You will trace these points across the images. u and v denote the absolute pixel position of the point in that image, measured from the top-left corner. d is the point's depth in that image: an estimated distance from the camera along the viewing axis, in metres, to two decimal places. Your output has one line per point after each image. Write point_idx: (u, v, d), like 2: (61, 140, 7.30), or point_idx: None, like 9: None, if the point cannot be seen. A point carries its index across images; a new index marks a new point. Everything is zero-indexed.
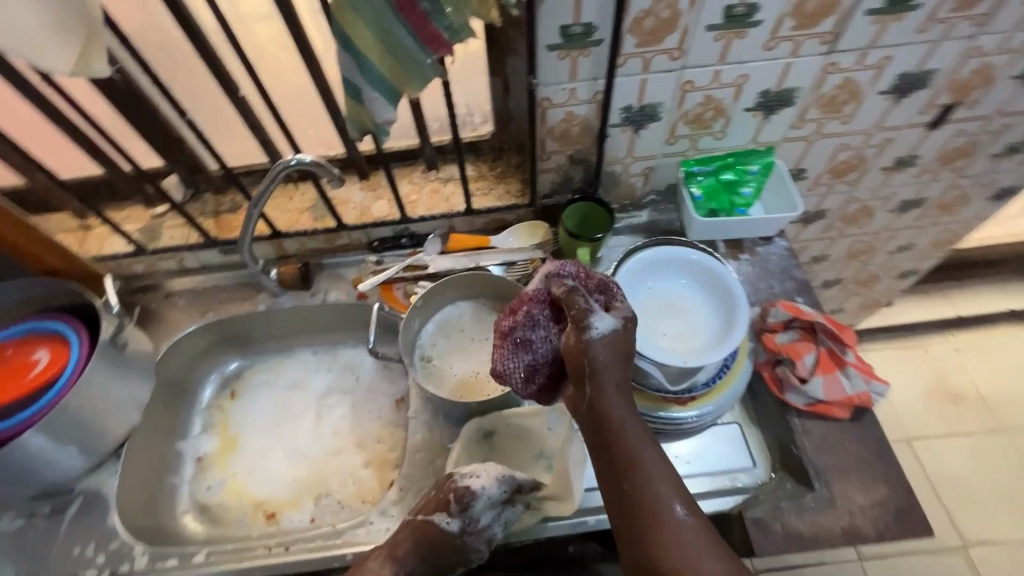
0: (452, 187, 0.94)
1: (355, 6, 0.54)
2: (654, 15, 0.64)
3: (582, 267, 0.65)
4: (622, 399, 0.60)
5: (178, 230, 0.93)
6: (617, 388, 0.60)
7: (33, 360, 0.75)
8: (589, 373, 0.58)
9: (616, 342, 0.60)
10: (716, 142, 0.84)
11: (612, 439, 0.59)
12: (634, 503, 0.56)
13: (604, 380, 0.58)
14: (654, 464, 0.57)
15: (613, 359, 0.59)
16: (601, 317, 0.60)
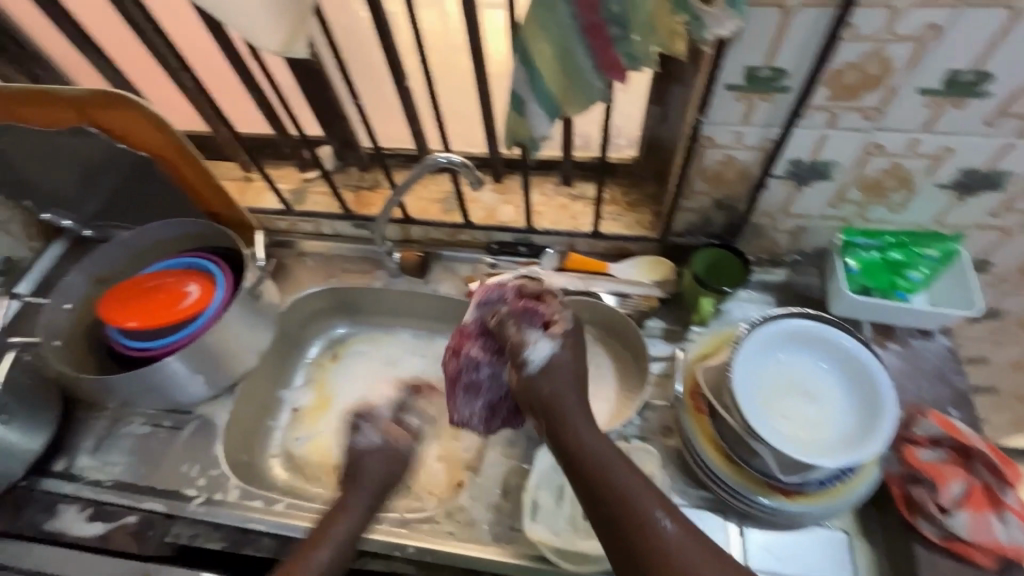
0: (581, 205, 0.92)
1: (544, 23, 0.53)
2: (859, 70, 0.57)
3: (512, 290, 0.71)
4: (586, 418, 0.63)
5: (322, 197, 1.00)
6: (578, 408, 0.64)
7: (184, 292, 0.82)
8: (547, 405, 0.64)
9: (559, 366, 0.66)
10: (890, 214, 0.74)
11: (583, 460, 0.59)
12: (620, 522, 0.55)
13: (564, 407, 0.63)
14: (627, 480, 0.56)
15: (562, 386, 0.64)
16: (536, 347, 0.66)
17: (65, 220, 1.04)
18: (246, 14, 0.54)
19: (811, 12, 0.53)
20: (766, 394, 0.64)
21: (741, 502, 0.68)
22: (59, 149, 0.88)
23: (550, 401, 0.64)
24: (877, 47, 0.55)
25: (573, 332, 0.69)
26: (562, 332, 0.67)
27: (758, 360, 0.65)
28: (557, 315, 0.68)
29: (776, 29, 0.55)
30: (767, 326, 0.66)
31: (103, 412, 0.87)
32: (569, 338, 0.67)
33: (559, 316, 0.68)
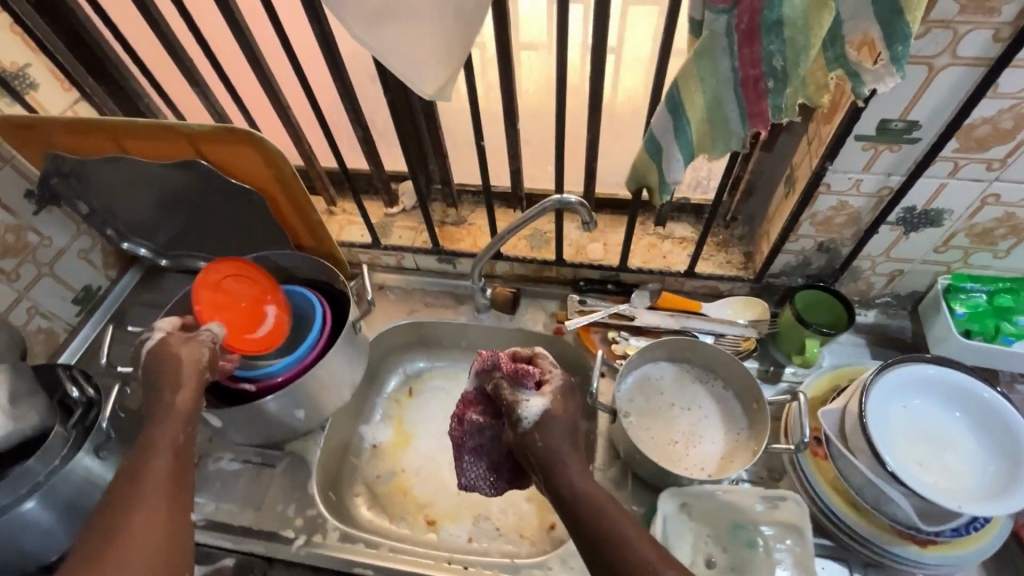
0: (671, 245, 0.93)
1: (702, 74, 0.55)
2: (991, 124, 0.60)
3: (503, 352, 0.68)
4: (587, 475, 0.60)
5: (407, 232, 1.00)
6: (576, 463, 0.61)
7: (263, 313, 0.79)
8: (542, 461, 0.61)
9: (553, 422, 0.63)
10: (993, 260, 0.76)
11: (585, 513, 0.57)
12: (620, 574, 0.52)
13: (560, 465, 0.60)
14: (630, 530, 0.54)
15: (556, 442, 0.62)
16: (529, 404, 0.63)
17: (142, 250, 1.03)
18: (412, 60, 0.55)
19: (958, 71, 0.56)
20: (902, 441, 0.64)
21: (873, 551, 0.67)
22: (156, 178, 0.88)
23: (545, 455, 0.61)
24: (1014, 104, 0.58)
25: (566, 389, 0.66)
26: (554, 388, 0.65)
27: (890, 406, 0.65)
28: (551, 374, 0.67)
29: (920, 85, 0.58)
30: (898, 369, 0.66)
31: None
32: (562, 396, 0.65)
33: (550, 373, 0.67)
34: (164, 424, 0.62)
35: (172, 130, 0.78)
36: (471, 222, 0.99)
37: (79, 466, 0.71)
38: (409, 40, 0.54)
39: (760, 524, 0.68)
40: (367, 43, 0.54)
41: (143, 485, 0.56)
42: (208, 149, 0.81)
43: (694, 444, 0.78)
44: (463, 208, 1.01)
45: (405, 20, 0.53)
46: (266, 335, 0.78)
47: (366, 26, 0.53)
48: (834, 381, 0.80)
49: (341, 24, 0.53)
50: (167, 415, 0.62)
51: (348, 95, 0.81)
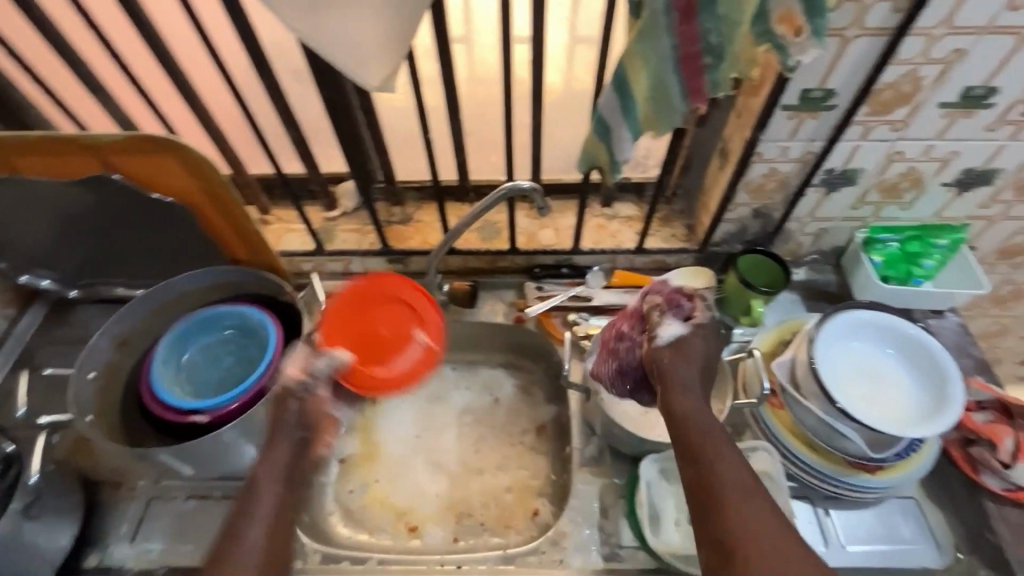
0: (619, 224, 0.96)
1: (644, 55, 0.57)
2: (894, 88, 0.67)
3: (669, 286, 0.73)
4: (697, 394, 0.65)
5: (352, 235, 0.96)
6: (697, 385, 0.66)
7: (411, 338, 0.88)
8: (661, 374, 0.66)
9: (686, 344, 0.68)
10: (900, 212, 0.85)
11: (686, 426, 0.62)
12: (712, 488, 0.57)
13: (675, 371, 0.66)
14: (721, 454, 0.59)
15: (679, 365, 0.66)
16: (665, 326, 0.68)
17: (46, 280, 0.92)
18: (354, 51, 0.53)
19: (865, 41, 0.61)
20: (848, 380, 0.70)
21: (831, 484, 0.73)
22: (59, 199, 0.78)
23: (661, 369, 0.67)
24: (912, 69, 0.64)
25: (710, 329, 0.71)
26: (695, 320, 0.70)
27: (835, 351, 0.72)
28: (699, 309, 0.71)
29: (834, 56, 0.63)
30: (837, 316, 0.73)
31: (137, 491, 0.77)
32: (708, 328, 0.70)
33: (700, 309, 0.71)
34: (276, 461, 0.68)
35: (77, 143, 0.71)
36: (419, 219, 0.97)
37: (6, 531, 0.63)
38: (349, 30, 0.52)
39: None
40: (305, 34, 0.51)
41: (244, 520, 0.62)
42: (120, 162, 0.74)
43: None
44: (408, 206, 0.98)
45: (343, 8, 0.50)
46: (407, 372, 0.86)
47: (305, 16, 0.50)
48: (780, 335, 0.86)
49: (274, 15, 0.49)
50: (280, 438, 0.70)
51: (276, 95, 0.76)
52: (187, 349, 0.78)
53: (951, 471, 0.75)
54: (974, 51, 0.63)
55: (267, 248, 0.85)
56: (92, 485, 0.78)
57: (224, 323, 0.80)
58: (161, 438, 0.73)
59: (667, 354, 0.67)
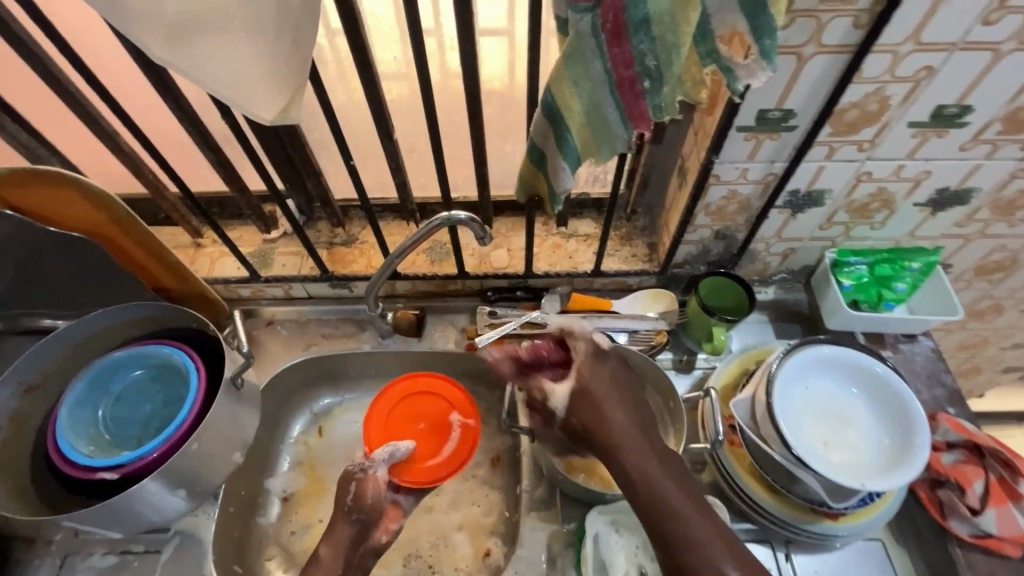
0: (576, 243, 0.90)
1: (575, 79, 0.51)
2: (859, 108, 0.60)
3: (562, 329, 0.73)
4: (633, 432, 0.65)
5: (291, 258, 0.90)
6: (621, 422, 0.66)
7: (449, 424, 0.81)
8: (584, 426, 0.68)
9: (580, 392, 0.69)
10: (870, 232, 0.79)
11: (634, 481, 0.63)
12: (683, 542, 0.59)
13: (592, 428, 0.67)
14: (667, 496, 0.61)
15: (590, 414, 0.67)
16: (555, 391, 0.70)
17: None
18: (235, 83, 0.46)
19: (824, 58, 0.55)
20: (807, 424, 0.66)
21: (791, 531, 0.69)
22: None
23: (585, 421, 0.68)
24: (877, 88, 0.58)
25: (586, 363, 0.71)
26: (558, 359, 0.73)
27: (795, 391, 0.67)
28: (578, 346, 0.72)
29: (791, 75, 0.57)
30: (798, 353, 0.67)
31: (52, 546, 0.72)
32: (587, 366, 0.70)
33: (581, 348, 0.71)
34: (341, 537, 0.69)
35: None
36: (362, 241, 0.91)
37: None
38: (224, 59, 0.44)
39: None
40: (175, 65, 0.44)
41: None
42: (15, 195, 0.67)
43: None
44: (352, 226, 0.92)
45: (215, 35, 0.43)
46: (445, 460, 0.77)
47: (169, 46, 0.43)
48: (743, 366, 0.80)
49: (135, 45, 0.43)
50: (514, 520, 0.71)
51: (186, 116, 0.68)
52: (100, 406, 0.72)
53: (918, 512, 0.70)
54: (945, 69, 0.56)
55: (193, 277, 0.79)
56: (4, 541, 0.72)
57: (141, 364, 0.74)
58: (78, 497, 0.68)
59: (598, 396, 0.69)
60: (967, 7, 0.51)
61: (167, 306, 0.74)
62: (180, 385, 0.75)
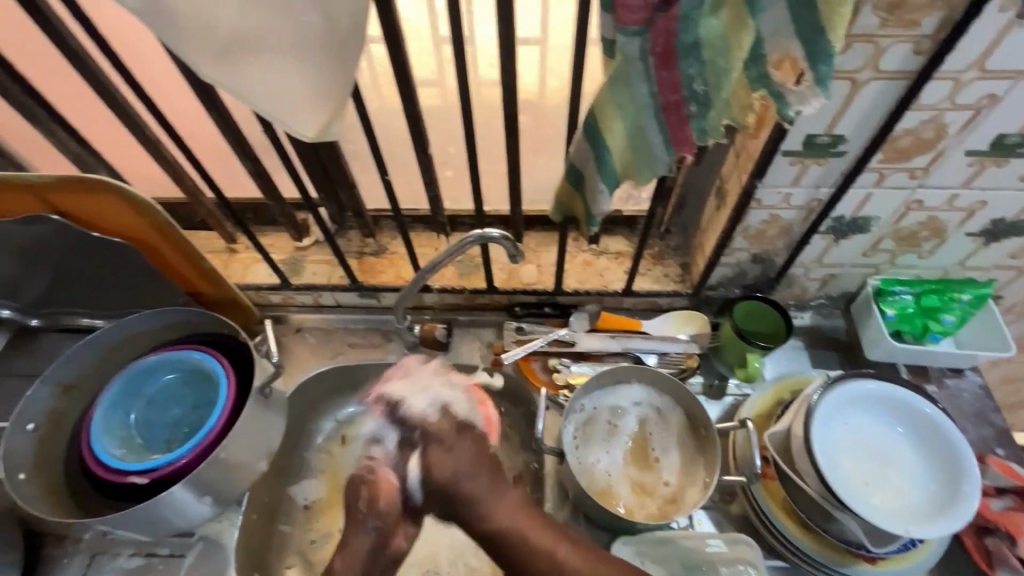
0: (606, 261, 0.89)
1: (620, 102, 0.50)
2: (914, 135, 0.58)
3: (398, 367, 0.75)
4: (491, 491, 0.61)
5: (322, 266, 0.91)
6: (479, 493, 0.61)
7: None
8: (441, 493, 0.63)
9: (432, 487, 0.64)
10: (917, 260, 0.76)
11: (501, 538, 0.59)
12: (520, 561, 0.58)
13: (455, 493, 0.61)
14: (527, 538, 0.58)
15: (457, 486, 0.62)
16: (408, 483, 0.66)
17: (5, 310, 0.90)
18: (280, 101, 0.46)
19: (880, 84, 0.53)
20: (847, 462, 0.63)
21: (824, 572, 0.66)
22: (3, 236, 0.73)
23: (445, 504, 0.63)
24: (935, 115, 0.56)
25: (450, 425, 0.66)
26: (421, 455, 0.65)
27: (834, 427, 0.64)
28: (421, 430, 0.68)
29: (844, 100, 0.55)
30: (839, 387, 0.65)
31: (81, 545, 0.73)
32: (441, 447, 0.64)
33: (431, 429, 0.66)
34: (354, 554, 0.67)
35: (9, 182, 0.65)
36: (392, 252, 0.91)
37: None
38: (271, 76, 0.45)
39: (718, 564, 0.65)
40: (221, 82, 0.44)
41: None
42: (60, 201, 0.69)
43: (650, 475, 0.76)
44: (382, 236, 0.92)
45: (265, 54, 0.43)
46: None
47: (218, 65, 0.43)
48: (778, 395, 0.78)
49: (185, 63, 0.43)
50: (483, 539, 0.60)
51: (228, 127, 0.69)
52: (133, 409, 0.73)
53: (963, 560, 0.67)
54: (1009, 97, 0.54)
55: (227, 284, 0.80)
56: (36, 536, 0.74)
57: (173, 369, 0.75)
58: (104, 500, 0.68)
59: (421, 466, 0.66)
60: None
61: (201, 312, 0.75)
62: (210, 390, 0.76)
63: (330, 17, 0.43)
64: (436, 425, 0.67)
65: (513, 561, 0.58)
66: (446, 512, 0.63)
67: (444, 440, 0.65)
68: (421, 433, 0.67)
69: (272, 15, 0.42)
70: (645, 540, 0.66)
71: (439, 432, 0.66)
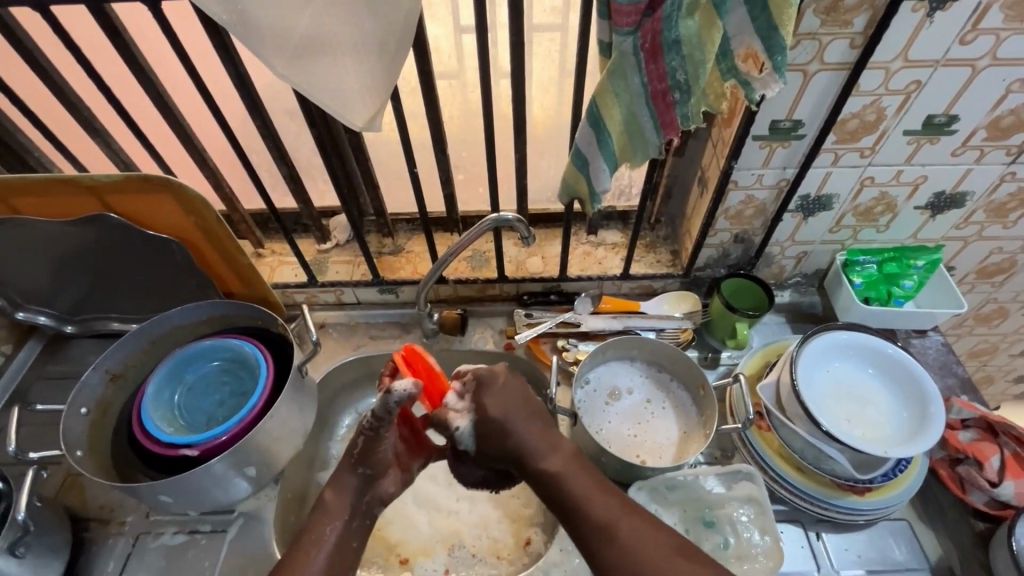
0: (604, 251, 0.97)
1: (616, 91, 0.60)
2: (859, 118, 0.70)
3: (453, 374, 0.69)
4: (536, 439, 0.64)
5: (344, 266, 0.98)
6: (534, 443, 0.63)
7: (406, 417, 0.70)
8: (497, 437, 0.63)
9: (501, 418, 0.63)
10: (877, 235, 0.87)
11: (550, 480, 0.62)
12: (571, 510, 0.60)
13: (509, 444, 0.63)
14: (584, 491, 0.60)
15: (507, 436, 0.63)
16: (458, 431, 0.64)
17: (42, 317, 0.91)
18: (339, 94, 0.55)
19: (826, 75, 0.65)
20: (831, 403, 0.73)
21: (819, 507, 0.73)
22: (57, 238, 0.79)
23: (500, 447, 0.64)
24: (874, 100, 0.68)
25: (483, 385, 0.65)
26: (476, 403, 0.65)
27: (817, 373, 0.75)
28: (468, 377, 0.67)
29: (798, 88, 0.67)
30: (817, 339, 0.75)
31: (125, 527, 0.79)
32: (484, 393, 0.65)
33: (479, 372, 0.66)
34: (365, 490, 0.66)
35: (73, 182, 0.72)
36: (409, 252, 0.99)
37: None
38: (331, 74, 0.53)
39: (723, 502, 0.73)
40: (290, 79, 0.53)
41: (330, 526, 0.63)
42: (114, 200, 0.75)
43: (649, 438, 0.81)
44: (399, 237, 1.01)
45: (328, 55, 0.52)
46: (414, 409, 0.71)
47: (291, 66, 0.52)
48: (766, 358, 0.86)
49: (264, 65, 0.52)
50: (526, 451, 0.63)
51: (271, 135, 0.77)
52: (178, 391, 0.79)
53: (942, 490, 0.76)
54: (931, 83, 0.66)
55: (260, 281, 0.85)
56: (82, 521, 0.79)
57: (215, 356, 0.80)
58: (151, 473, 0.73)
59: (491, 439, 0.64)
60: (946, 28, 0.61)
61: (239, 303, 0.81)
62: (247, 377, 0.81)
63: (386, 26, 0.52)
64: (482, 371, 0.66)
65: (565, 506, 0.61)
66: (502, 455, 0.64)
67: (494, 385, 0.66)
68: (470, 380, 0.66)
69: (337, 24, 0.51)
70: (656, 484, 0.74)
71: (489, 376, 0.66)
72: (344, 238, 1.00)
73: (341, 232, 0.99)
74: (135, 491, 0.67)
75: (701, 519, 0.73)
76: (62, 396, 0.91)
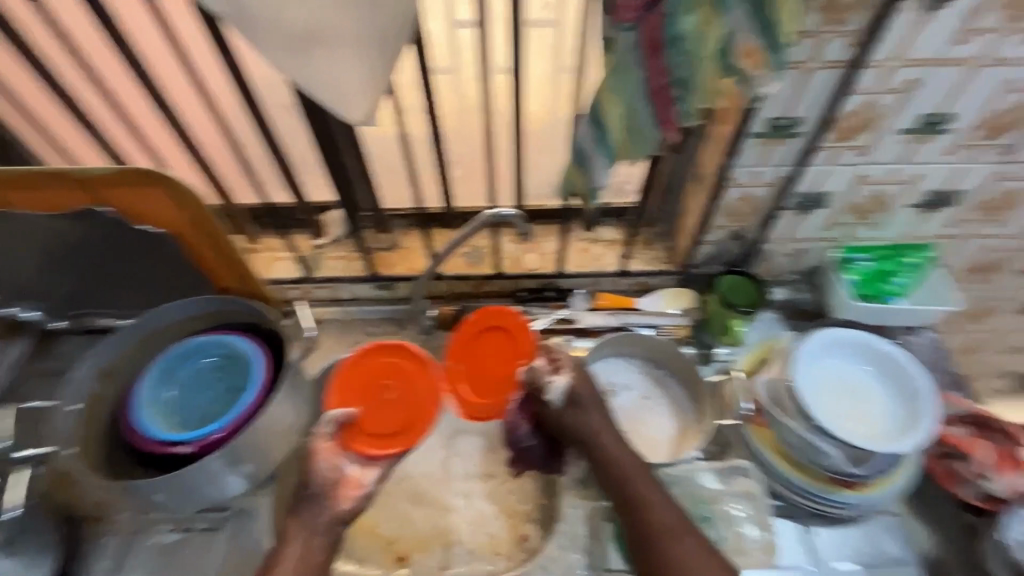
0: (602, 248, 0.97)
1: (618, 86, 0.59)
2: (856, 116, 0.70)
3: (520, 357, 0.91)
4: (610, 434, 0.74)
5: (339, 262, 0.97)
6: (605, 438, 0.73)
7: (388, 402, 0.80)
8: (569, 419, 0.75)
9: (582, 403, 0.75)
10: (871, 232, 0.88)
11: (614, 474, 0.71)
12: (630, 503, 0.69)
13: (584, 427, 0.74)
14: (645, 489, 0.69)
15: (585, 419, 0.74)
16: (553, 385, 0.75)
17: None
18: (336, 87, 0.54)
19: (824, 73, 0.66)
20: (827, 399, 0.74)
21: (812, 501, 0.74)
22: (46, 232, 0.78)
23: (574, 430, 0.75)
24: (871, 99, 0.68)
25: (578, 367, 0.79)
26: (571, 372, 0.77)
27: (813, 369, 0.75)
28: (561, 357, 0.79)
29: (797, 86, 0.67)
30: (814, 336, 0.76)
31: (117, 525, 0.78)
32: (577, 374, 0.77)
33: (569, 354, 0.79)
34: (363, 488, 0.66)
35: (66, 175, 0.72)
36: (406, 248, 0.99)
37: None
38: (329, 66, 0.53)
39: (718, 496, 0.75)
40: (287, 71, 0.52)
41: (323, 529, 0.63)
42: (108, 194, 0.75)
43: (645, 434, 0.81)
44: (395, 233, 1.00)
45: (326, 47, 0.52)
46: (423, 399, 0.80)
47: (288, 59, 0.51)
48: (760, 355, 0.87)
49: (262, 57, 0.51)
50: (599, 442, 0.73)
51: None
52: (170, 388, 0.78)
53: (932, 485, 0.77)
54: (927, 82, 0.67)
55: (255, 277, 0.85)
56: (73, 519, 0.78)
57: (208, 352, 0.79)
58: (145, 470, 0.73)
59: (571, 415, 0.75)
60: (943, 28, 0.61)
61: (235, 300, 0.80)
62: (242, 374, 0.80)
63: (385, 19, 0.52)
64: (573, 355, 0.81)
65: (624, 498, 0.69)
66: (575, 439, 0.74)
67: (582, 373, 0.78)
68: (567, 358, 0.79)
69: (336, 17, 0.50)
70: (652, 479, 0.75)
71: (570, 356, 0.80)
72: (339, 234, 0.99)
73: (337, 228, 0.99)
74: (130, 488, 0.67)
75: (696, 514, 0.74)
76: (50, 393, 0.89)
